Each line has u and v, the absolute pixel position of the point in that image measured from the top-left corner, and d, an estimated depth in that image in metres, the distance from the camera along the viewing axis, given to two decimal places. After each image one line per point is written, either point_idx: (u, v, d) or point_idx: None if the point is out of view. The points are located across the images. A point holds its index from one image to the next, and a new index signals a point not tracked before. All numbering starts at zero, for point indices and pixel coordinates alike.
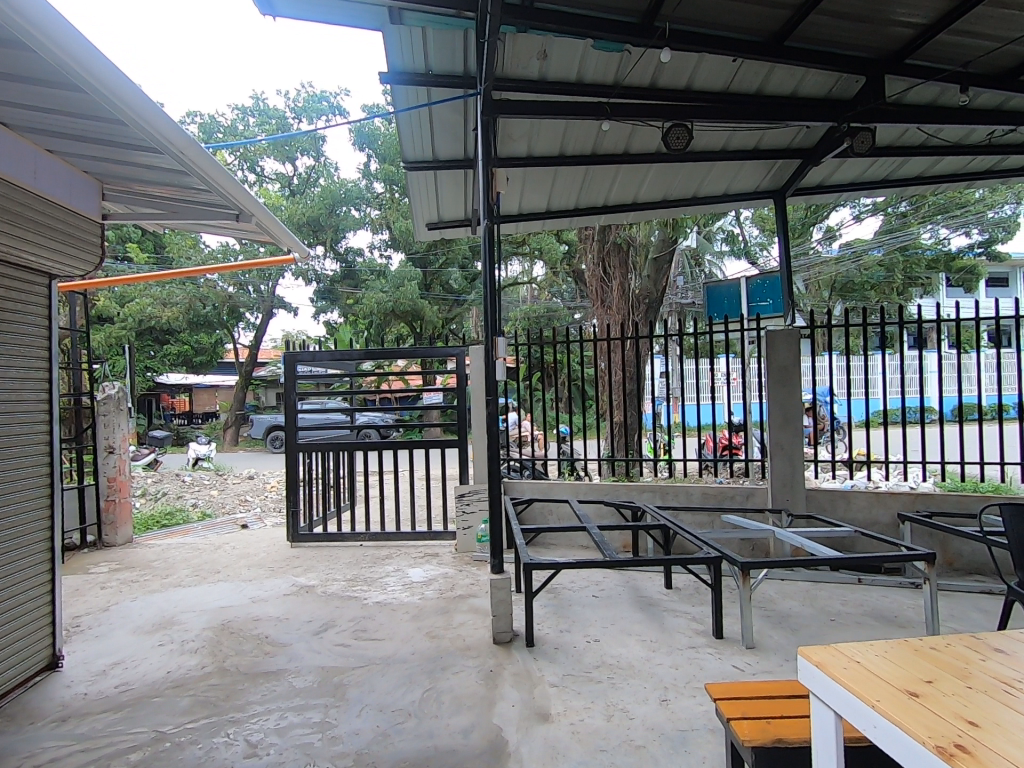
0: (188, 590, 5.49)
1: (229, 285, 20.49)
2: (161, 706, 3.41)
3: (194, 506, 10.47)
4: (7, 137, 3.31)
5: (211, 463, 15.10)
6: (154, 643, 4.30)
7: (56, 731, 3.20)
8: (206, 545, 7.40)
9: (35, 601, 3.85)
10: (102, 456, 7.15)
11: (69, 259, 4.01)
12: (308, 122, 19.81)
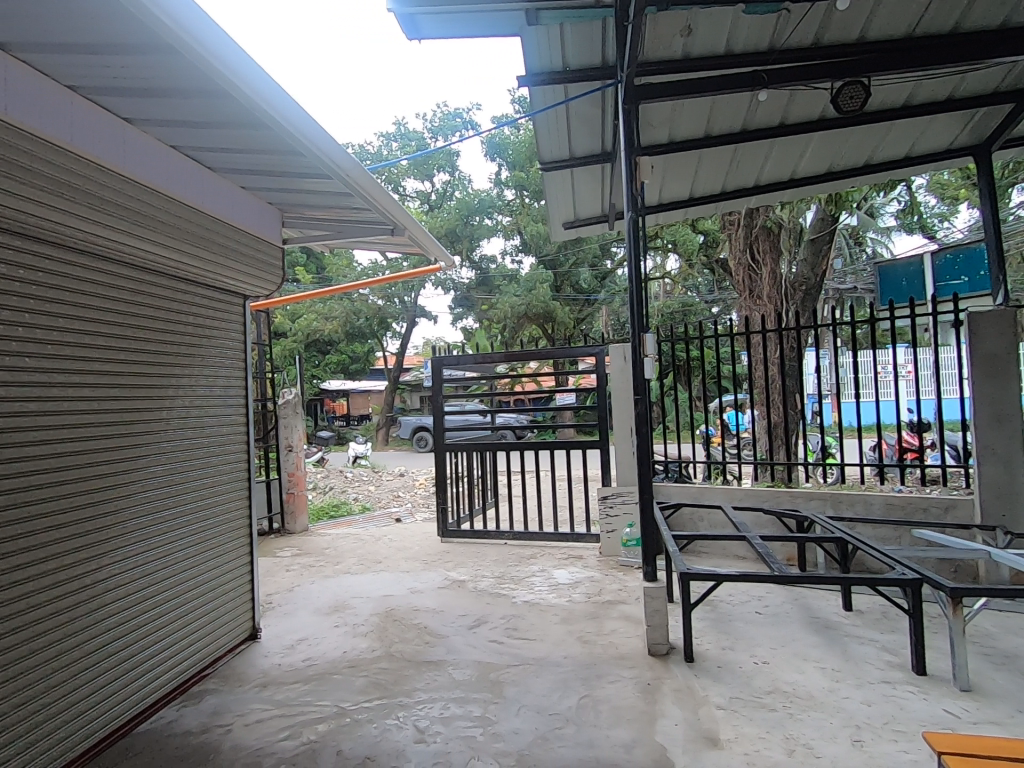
0: (356, 577, 6.01)
1: (379, 298, 22.26)
2: (341, 683, 3.74)
3: (356, 500, 11.51)
4: (210, 179, 3.90)
5: (368, 460, 16.59)
6: (331, 624, 4.76)
7: (260, 695, 3.65)
8: (368, 536, 8.08)
9: (237, 578, 4.46)
10: (284, 453, 8.14)
11: (260, 281, 4.60)
12: (444, 140, 20.96)
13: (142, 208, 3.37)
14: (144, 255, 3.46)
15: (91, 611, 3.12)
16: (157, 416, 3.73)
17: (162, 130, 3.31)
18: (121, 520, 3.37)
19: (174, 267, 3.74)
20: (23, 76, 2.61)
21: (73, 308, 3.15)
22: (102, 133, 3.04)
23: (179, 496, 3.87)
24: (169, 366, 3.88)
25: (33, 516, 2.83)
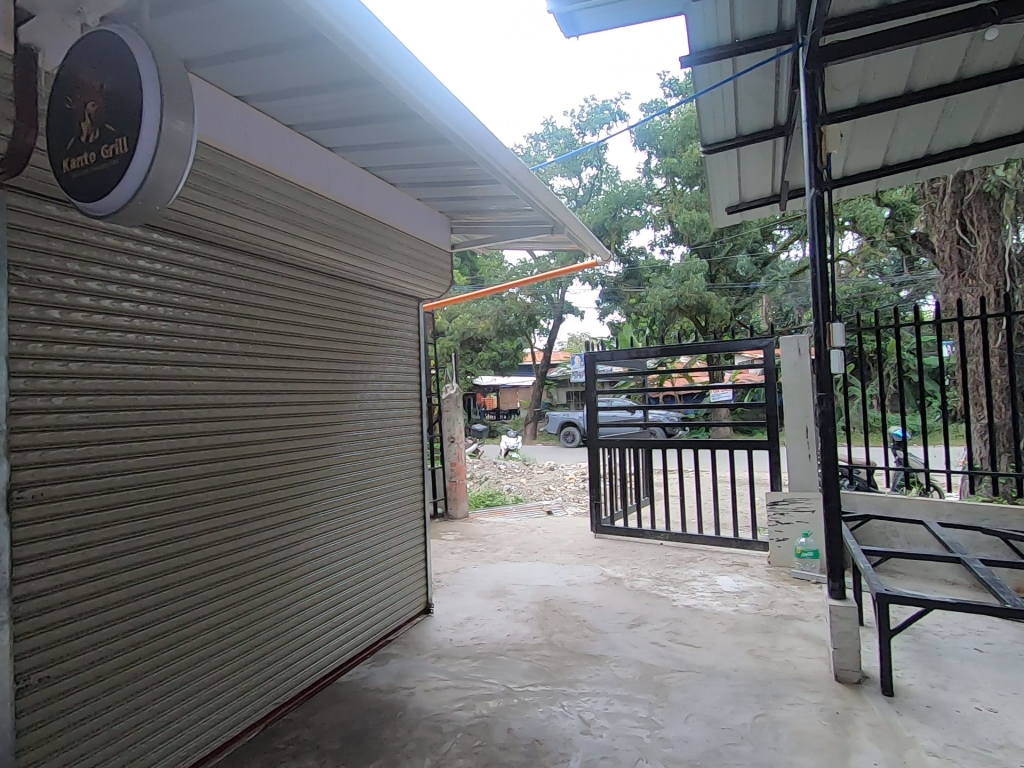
0: (515, 565, 6.26)
1: (528, 296, 22.83)
2: (507, 665, 3.93)
3: (509, 491, 12.00)
4: (393, 194, 4.32)
5: (518, 453, 17.20)
6: (495, 607, 5.03)
7: (436, 665, 3.98)
8: (523, 526, 8.38)
9: (413, 555, 4.91)
10: (447, 443, 8.75)
11: (434, 286, 4.98)
12: (592, 134, 20.83)
13: (343, 225, 3.84)
14: (344, 267, 3.94)
15: (301, 573, 3.66)
16: (350, 408, 4.24)
17: (357, 154, 3.75)
18: (324, 497, 3.90)
19: (366, 277, 4.21)
20: (257, 122, 3.14)
21: (291, 314, 3.70)
22: (313, 162, 3.54)
23: (366, 478, 4.36)
24: (361, 365, 4.38)
25: (260, 490, 3.40)
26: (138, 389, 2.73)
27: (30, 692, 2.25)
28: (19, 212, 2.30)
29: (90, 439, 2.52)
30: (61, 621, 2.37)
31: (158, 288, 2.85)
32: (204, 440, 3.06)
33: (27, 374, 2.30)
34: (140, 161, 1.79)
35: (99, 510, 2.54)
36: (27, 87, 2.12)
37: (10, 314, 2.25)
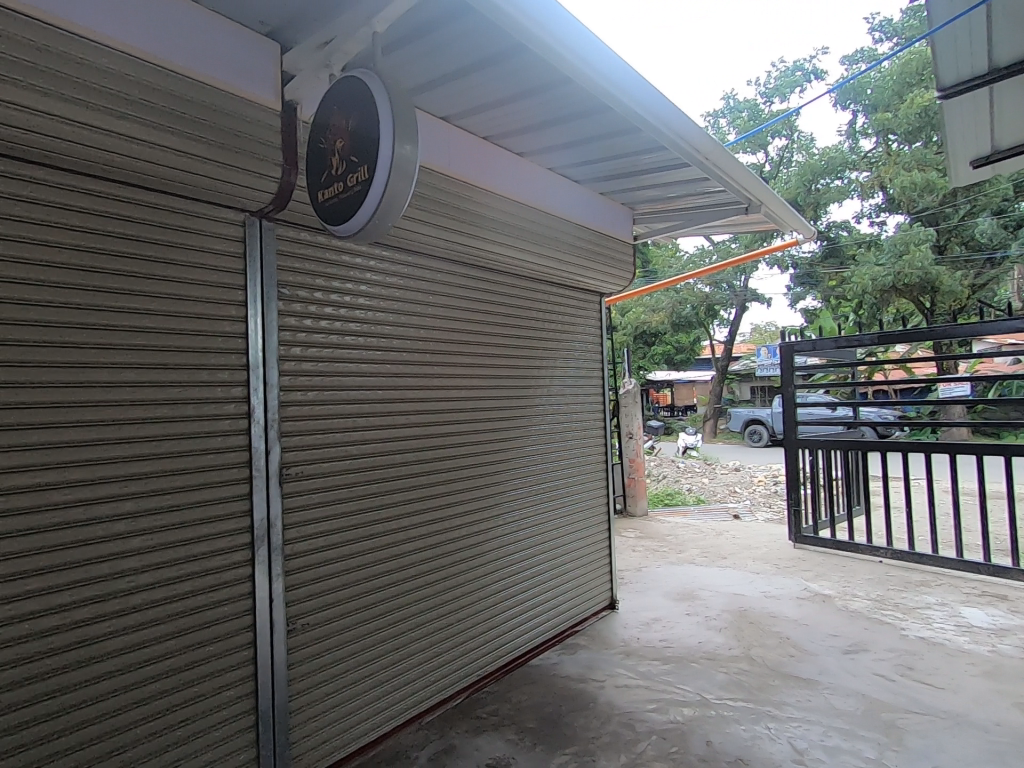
0: (702, 569, 5.94)
1: (707, 285, 21.46)
2: (701, 673, 3.74)
3: (690, 491, 11.42)
4: (577, 191, 4.38)
5: (698, 452, 16.28)
6: (683, 610, 4.82)
7: (625, 662, 3.95)
8: (708, 529, 7.90)
9: (599, 550, 4.91)
10: (625, 439, 8.61)
11: (619, 279, 4.91)
12: (782, 101, 18.77)
13: (534, 226, 3.97)
14: (535, 267, 4.08)
15: (497, 557, 3.88)
16: (541, 402, 4.36)
17: (545, 156, 3.87)
18: (516, 487, 4.06)
19: (555, 275, 4.29)
20: (457, 138, 3.40)
21: (488, 313, 3.90)
22: (506, 169, 3.74)
23: (555, 470, 4.46)
24: (551, 361, 4.47)
25: (461, 478, 3.66)
26: (367, 384, 3.14)
27: (295, 633, 2.75)
28: (285, 240, 2.81)
29: (334, 428, 2.97)
30: (315, 579, 2.85)
31: (382, 295, 3.24)
32: (416, 431, 3.39)
33: (290, 374, 2.81)
34: (377, 186, 2.07)
35: (340, 488, 2.98)
36: (289, 136, 2.63)
37: (280, 323, 2.77)
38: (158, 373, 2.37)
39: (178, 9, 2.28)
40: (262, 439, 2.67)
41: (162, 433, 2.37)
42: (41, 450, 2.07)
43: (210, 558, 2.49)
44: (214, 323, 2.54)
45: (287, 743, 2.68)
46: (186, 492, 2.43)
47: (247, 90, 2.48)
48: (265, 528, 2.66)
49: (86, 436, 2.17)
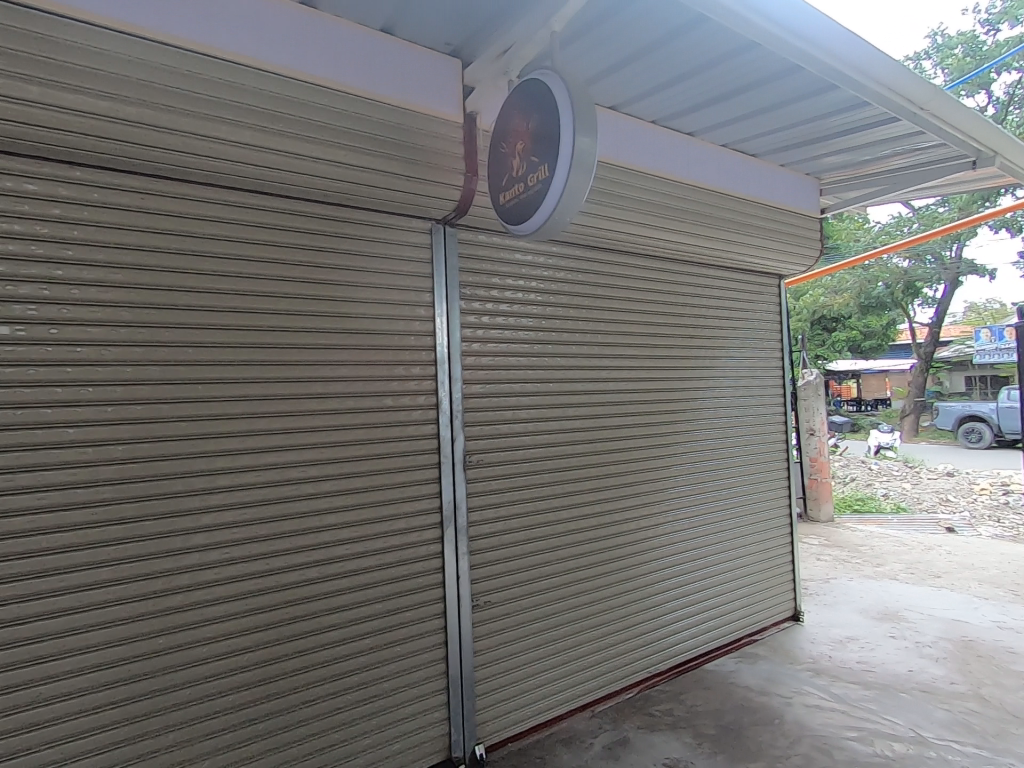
0: (908, 587, 5.14)
1: (906, 259, 18.44)
2: (914, 706, 3.25)
3: (886, 496, 9.95)
4: (754, 165, 4.03)
5: (895, 452, 14.11)
6: (886, 632, 4.23)
7: (816, 681, 3.59)
8: (913, 541, 6.82)
9: (781, 555, 4.50)
10: (805, 435, 7.78)
11: (803, 258, 4.43)
12: (1013, 26, 15.34)
13: (708, 207, 3.73)
14: (707, 251, 3.83)
15: (668, 553, 3.75)
16: (715, 394, 4.09)
17: (719, 132, 3.63)
18: (686, 484, 3.88)
19: (729, 257, 4.00)
20: (626, 125, 3.33)
21: (658, 303, 3.76)
22: (677, 151, 3.57)
23: (730, 466, 4.17)
24: (725, 350, 4.16)
25: (629, 472, 3.59)
26: (540, 377, 3.23)
27: (478, 609, 2.96)
28: (465, 243, 3.01)
29: (510, 419, 3.12)
30: (495, 560, 3.03)
31: (553, 290, 3.30)
32: (585, 423, 3.40)
33: (472, 368, 3.01)
34: (558, 181, 2.13)
35: (516, 476, 3.12)
36: (470, 145, 2.80)
37: (462, 321, 2.98)
38: (367, 369, 2.71)
39: (376, 45, 2.58)
40: (449, 429, 2.91)
41: (370, 421, 2.70)
42: (283, 434, 2.49)
43: (408, 534, 2.78)
44: (409, 323, 2.82)
45: (473, 709, 2.90)
46: (388, 474, 2.74)
47: (435, 108, 2.71)
48: (452, 509, 2.89)
49: (314, 422, 2.56)
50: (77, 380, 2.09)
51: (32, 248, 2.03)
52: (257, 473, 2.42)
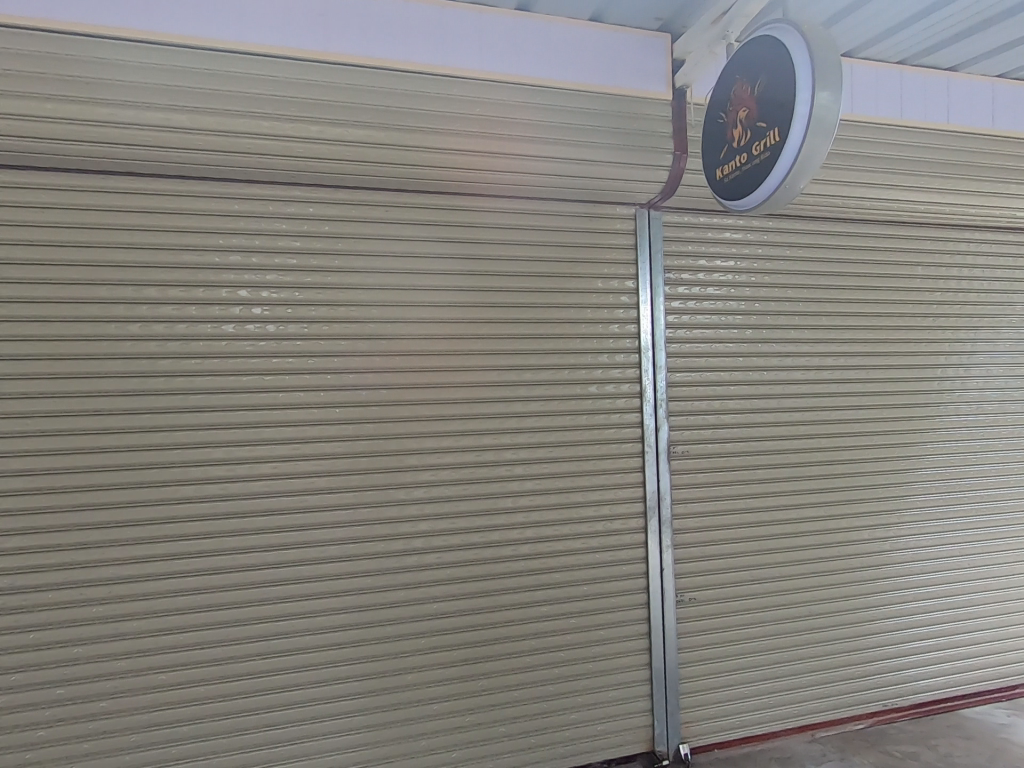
0: None
1: None
2: None
3: None
4: None
5: None
6: None
7: None
8: None
9: None
10: None
11: None
12: None
13: (977, 154, 3.04)
14: (973, 210, 3.13)
15: (912, 571, 3.19)
16: (981, 383, 3.33)
17: (995, 59, 2.95)
18: (937, 493, 3.23)
19: (1004, 216, 3.22)
20: (861, 71, 2.87)
21: (903, 275, 3.17)
22: (932, 92, 2.98)
23: (1006, 475, 3.36)
24: (997, 330, 3.36)
25: (859, 474, 3.11)
26: (754, 364, 2.97)
27: (683, 605, 2.86)
28: (670, 225, 2.89)
29: (718, 409, 2.93)
30: (701, 557, 2.89)
31: (769, 268, 3.00)
32: (805, 416, 3.04)
33: (677, 356, 2.90)
34: (793, 144, 1.92)
35: (724, 471, 2.93)
36: (680, 123, 2.67)
37: (666, 307, 2.88)
38: (573, 357, 2.78)
39: (587, 35, 2.61)
40: (654, 418, 2.84)
41: (575, 408, 2.77)
42: (498, 418, 2.68)
43: (612, 521, 2.80)
44: (612, 311, 2.82)
45: (678, 707, 2.82)
46: (592, 461, 2.78)
47: (644, 90, 2.65)
48: (656, 499, 2.83)
49: (525, 408, 2.71)
50: (342, 368, 2.52)
51: (311, 260, 2.50)
52: (476, 453, 2.66)
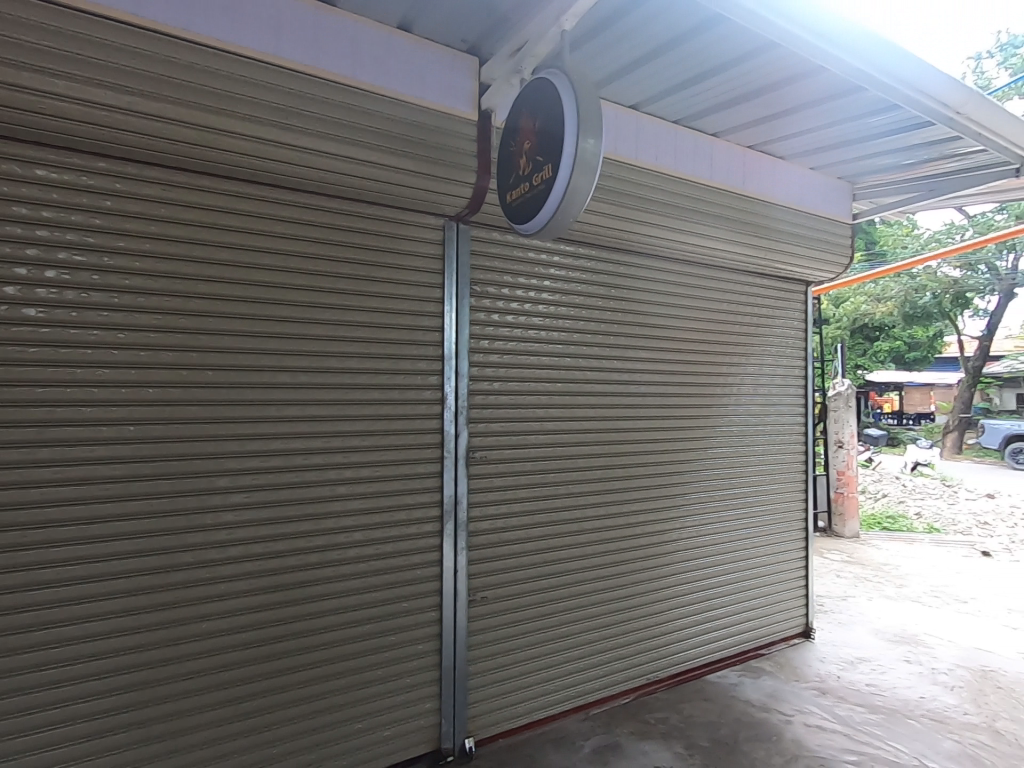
0: (930, 611, 4.96)
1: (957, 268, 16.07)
2: (922, 735, 3.18)
3: (919, 516, 9.10)
4: (782, 168, 3.95)
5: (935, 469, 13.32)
6: (900, 656, 4.10)
7: (819, 700, 3.52)
8: (940, 562, 6.52)
9: (794, 569, 4.36)
10: (833, 447, 7.42)
11: (830, 265, 4.27)
12: None
13: (730, 210, 3.67)
14: (728, 255, 3.75)
15: (675, 560, 3.70)
16: (731, 400, 3.98)
17: (746, 133, 3.57)
18: (695, 492, 3.79)
19: (751, 262, 3.90)
20: (643, 125, 3.29)
21: (674, 306, 3.69)
22: (698, 151, 3.52)
23: (746, 475, 4.06)
24: (745, 357, 4.05)
25: (634, 477, 3.53)
26: (550, 376, 3.23)
27: (475, 604, 2.98)
28: (477, 240, 3.01)
29: (515, 417, 3.12)
30: (494, 556, 3.05)
31: (564, 289, 3.28)
32: (590, 426, 3.37)
33: (479, 365, 3.02)
34: (561, 181, 2.12)
35: (519, 474, 3.13)
36: (484, 143, 2.80)
37: (470, 318, 2.99)
38: (375, 361, 2.74)
39: (396, 43, 2.61)
40: (453, 424, 2.92)
41: (374, 413, 2.73)
42: (289, 422, 2.54)
43: (408, 525, 2.82)
44: (417, 318, 2.85)
45: (465, 702, 2.93)
46: (390, 466, 2.77)
47: (448, 106, 2.73)
48: (453, 503, 2.92)
49: (320, 412, 2.61)
50: (96, 362, 2.18)
51: (62, 234, 2.13)
52: (262, 458, 2.49)
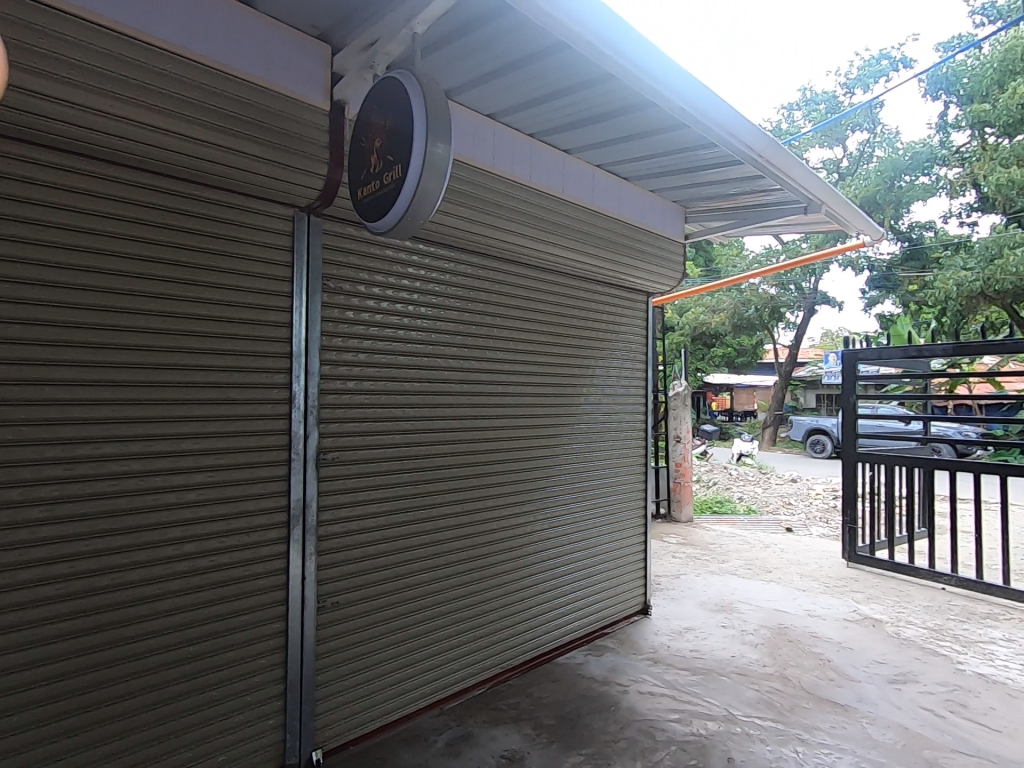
0: (743, 582, 5.75)
1: (771, 286, 18.63)
2: (730, 688, 3.69)
3: (740, 500, 10.42)
4: (625, 188, 4.33)
5: (754, 459, 15.37)
6: (717, 622, 4.71)
7: (652, 669, 3.92)
8: (752, 539, 7.57)
9: (635, 553, 4.80)
10: (671, 443, 8.23)
11: (665, 279, 4.77)
12: (864, 89, 16.85)
13: (578, 223, 3.96)
14: (577, 264, 4.04)
15: (527, 551, 3.90)
16: (580, 400, 4.29)
17: (593, 153, 3.86)
18: (546, 487, 4.03)
19: (598, 272, 4.23)
20: (499, 135, 3.42)
21: (527, 309, 3.90)
22: (550, 166, 3.74)
23: (593, 468, 4.40)
24: (592, 360, 4.39)
25: (488, 474, 3.66)
26: (405, 375, 3.24)
27: (325, 610, 2.88)
28: (330, 234, 2.91)
29: (369, 417, 3.08)
30: (347, 559, 2.97)
31: (421, 288, 3.32)
32: (447, 425, 3.44)
33: (331, 363, 2.93)
34: (410, 182, 2.14)
35: (372, 475, 3.09)
36: (337, 136, 2.72)
37: (321, 315, 2.88)
38: (212, 359, 2.52)
39: (239, 19, 2.42)
40: (302, 425, 2.79)
41: (210, 414, 2.51)
42: (102, 425, 2.25)
43: (250, 533, 2.64)
44: (263, 312, 2.68)
45: (312, 714, 2.82)
46: (229, 471, 2.58)
47: (297, 93, 2.58)
48: (301, 508, 2.79)
49: (143, 413, 2.34)
50: None
51: None
52: (67, 466, 2.18)
